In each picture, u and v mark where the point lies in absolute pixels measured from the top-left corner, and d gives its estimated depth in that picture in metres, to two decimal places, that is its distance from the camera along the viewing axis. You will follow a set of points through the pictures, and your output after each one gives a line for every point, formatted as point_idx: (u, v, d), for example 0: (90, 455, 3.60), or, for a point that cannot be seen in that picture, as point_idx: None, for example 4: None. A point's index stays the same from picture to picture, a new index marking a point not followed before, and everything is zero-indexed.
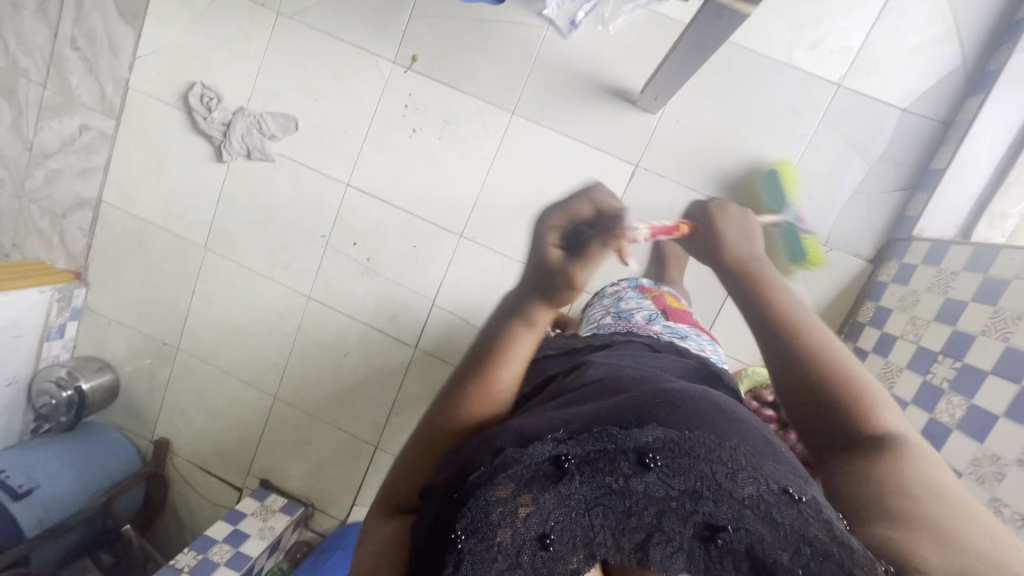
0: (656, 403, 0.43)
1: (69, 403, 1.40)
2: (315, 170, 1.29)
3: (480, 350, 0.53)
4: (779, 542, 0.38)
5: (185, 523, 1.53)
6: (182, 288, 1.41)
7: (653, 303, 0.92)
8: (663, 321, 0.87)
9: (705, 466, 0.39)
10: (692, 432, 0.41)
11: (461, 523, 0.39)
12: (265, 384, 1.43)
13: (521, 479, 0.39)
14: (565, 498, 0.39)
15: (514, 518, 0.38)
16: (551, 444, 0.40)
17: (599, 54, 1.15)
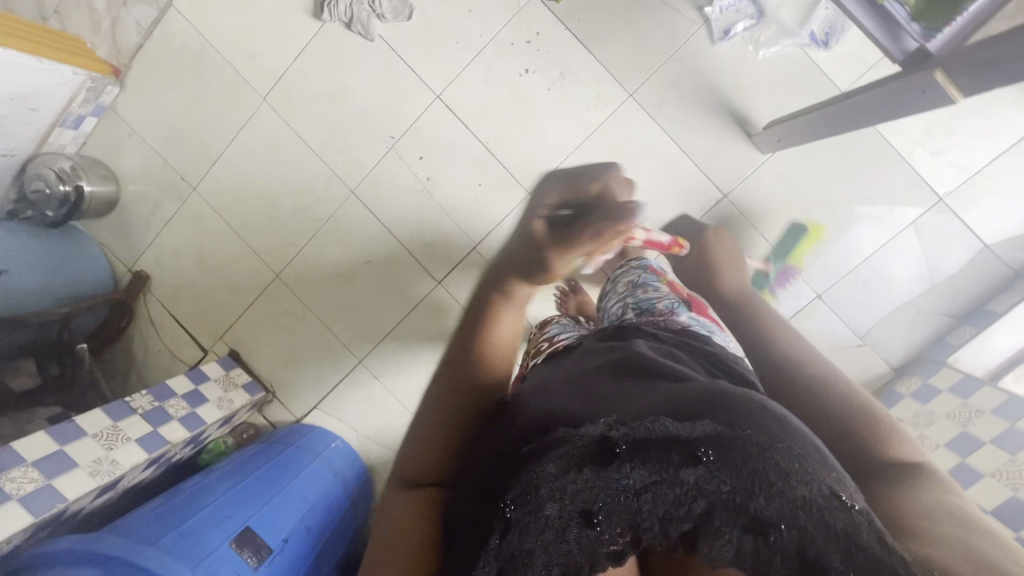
0: (713, 402, 0.43)
1: (63, 199, 1.28)
2: (410, 68, 1.21)
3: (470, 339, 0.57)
4: (831, 544, 0.34)
5: (134, 364, 1.44)
6: (223, 130, 1.32)
7: (673, 291, 0.86)
8: (688, 312, 0.78)
9: (764, 465, 0.38)
10: (744, 434, 0.40)
11: (511, 495, 0.41)
12: (272, 259, 1.36)
13: (573, 460, 0.40)
14: (615, 484, 0.39)
15: (562, 495, 0.39)
16: (602, 428, 0.42)
17: (737, 74, 1.12)
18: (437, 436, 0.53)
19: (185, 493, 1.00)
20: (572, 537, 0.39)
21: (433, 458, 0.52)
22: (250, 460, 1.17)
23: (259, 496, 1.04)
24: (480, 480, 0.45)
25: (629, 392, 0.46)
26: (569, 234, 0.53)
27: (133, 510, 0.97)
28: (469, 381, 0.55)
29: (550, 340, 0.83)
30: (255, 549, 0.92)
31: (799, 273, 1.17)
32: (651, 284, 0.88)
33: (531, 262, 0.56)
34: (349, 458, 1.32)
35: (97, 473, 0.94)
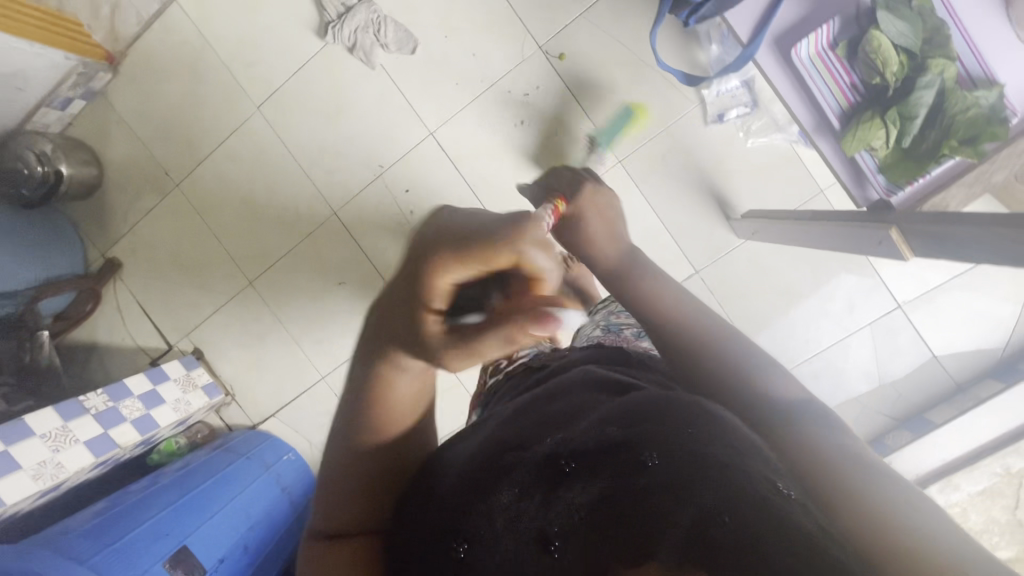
0: (651, 411, 0.47)
1: (41, 181, 1.26)
2: (408, 102, 1.22)
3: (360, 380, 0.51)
4: (772, 535, 0.37)
5: (97, 349, 1.43)
6: (213, 132, 1.31)
7: None
8: None
9: (703, 465, 0.42)
10: (681, 441, 0.44)
11: (466, 534, 0.45)
12: (248, 265, 1.36)
13: (532, 484, 0.45)
14: (568, 506, 0.43)
15: (522, 516, 0.44)
16: (554, 450, 0.47)
17: (724, 158, 1.14)
18: (367, 477, 0.51)
19: (126, 501, 1.02)
20: (528, 564, 0.41)
21: (363, 500, 0.51)
22: (199, 470, 1.16)
23: (203, 508, 1.05)
24: (440, 502, 0.48)
25: (581, 412, 0.51)
26: (467, 326, 0.43)
27: (73, 513, 0.99)
28: (384, 429, 0.51)
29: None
30: (187, 570, 0.95)
31: None
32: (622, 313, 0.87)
33: (418, 340, 0.46)
34: (300, 469, 1.33)
35: (39, 478, 0.95)
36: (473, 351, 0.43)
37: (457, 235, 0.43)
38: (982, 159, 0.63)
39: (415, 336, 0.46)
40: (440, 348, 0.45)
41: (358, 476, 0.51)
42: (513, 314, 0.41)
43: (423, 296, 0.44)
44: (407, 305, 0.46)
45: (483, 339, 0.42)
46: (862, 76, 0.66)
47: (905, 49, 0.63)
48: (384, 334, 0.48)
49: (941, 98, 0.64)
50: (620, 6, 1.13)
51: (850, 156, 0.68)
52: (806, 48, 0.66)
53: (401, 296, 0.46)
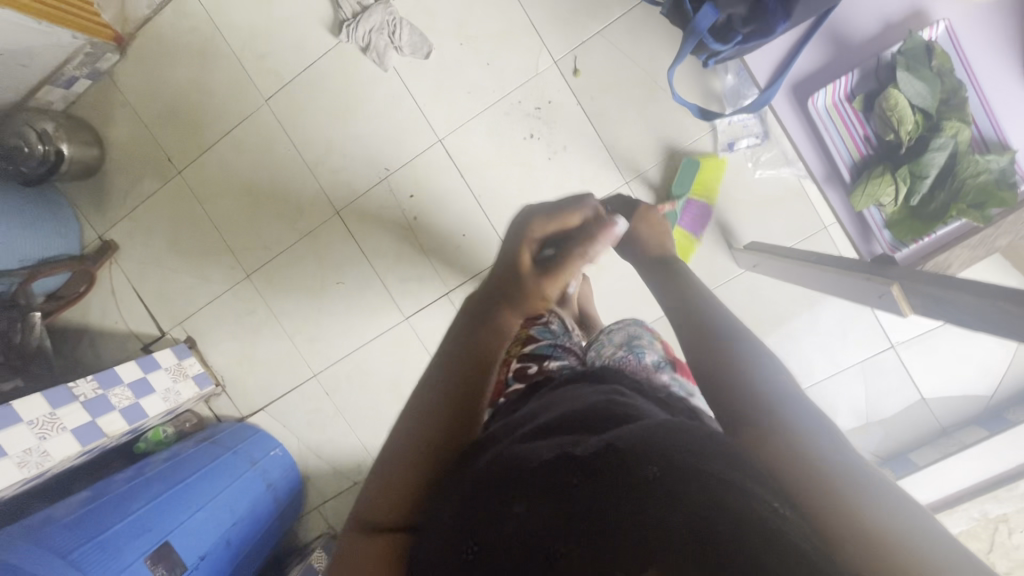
0: (671, 424, 0.43)
1: (42, 159, 1.23)
2: (418, 106, 1.20)
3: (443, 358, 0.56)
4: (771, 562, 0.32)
5: (89, 330, 1.43)
6: (220, 122, 1.29)
7: (664, 349, 0.81)
8: (672, 373, 0.76)
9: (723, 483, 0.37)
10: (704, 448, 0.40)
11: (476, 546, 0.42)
12: (246, 258, 1.35)
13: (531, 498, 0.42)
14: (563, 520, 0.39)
15: (521, 531, 0.40)
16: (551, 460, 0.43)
17: (731, 188, 1.14)
18: (411, 470, 0.50)
19: (112, 492, 1.02)
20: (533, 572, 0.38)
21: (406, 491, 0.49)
22: (186, 462, 1.16)
23: (188, 502, 1.05)
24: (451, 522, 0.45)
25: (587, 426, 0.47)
26: (560, 258, 0.63)
27: (58, 502, 0.99)
28: (437, 411, 0.52)
29: (534, 360, 0.72)
30: (169, 566, 0.95)
31: None
32: (649, 334, 0.82)
33: (522, 285, 0.62)
34: (285, 466, 1.34)
35: (24, 465, 0.95)
36: (560, 273, 0.63)
37: (542, 215, 0.63)
38: (987, 223, 0.63)
39: (517, 287, 0.61)
40: (538, 281, 0.62)
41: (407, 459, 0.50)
42: (588, 239, 0.63)
43: (519, 252, 0.62)
44: (505, 268, 0.63)
45: (568, 261, 0.63)
46: (876, 129, 0.66)
47: (921, 109, 0.63)
48: (488, 295, 0.61)
49: (953, 160, 0.64)
50: (638, 26, 1.12)
51: (858, 210, 0.68)
52: (823, 98, 0.66)
53: (504, 262, 0.63)
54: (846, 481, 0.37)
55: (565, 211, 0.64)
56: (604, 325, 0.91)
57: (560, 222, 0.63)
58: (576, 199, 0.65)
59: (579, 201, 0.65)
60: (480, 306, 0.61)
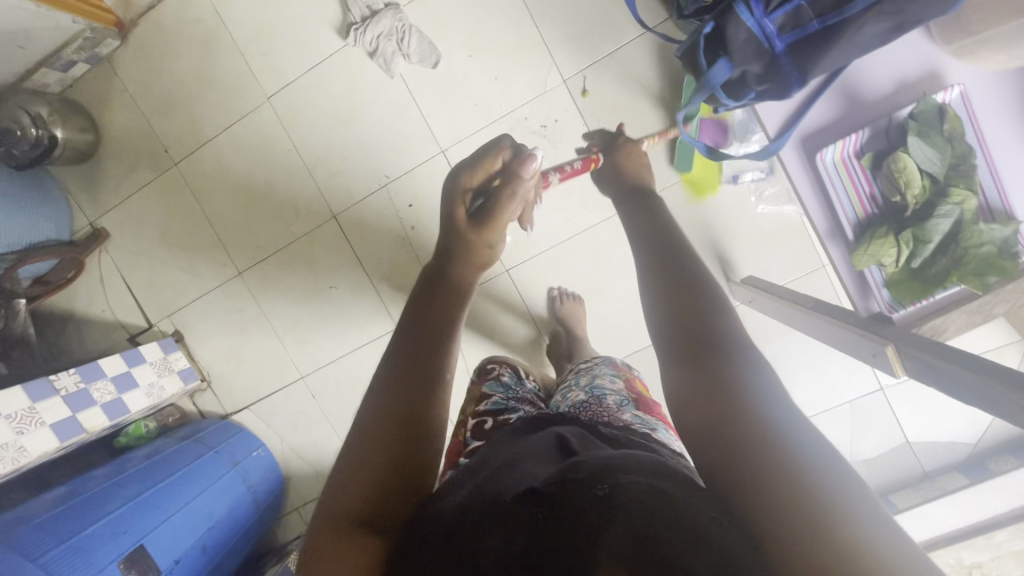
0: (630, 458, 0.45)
1: (35, 143, 1.21)
2: (423, 116, 1.19)
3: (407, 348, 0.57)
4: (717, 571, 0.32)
5: (74, 316, 1.41)
6: (219, 117, 1.27)
7: (627, 385, 0.85)
8: (635, 409, 0.77)
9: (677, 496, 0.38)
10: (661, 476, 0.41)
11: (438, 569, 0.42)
12: (238, 255, 1.33)
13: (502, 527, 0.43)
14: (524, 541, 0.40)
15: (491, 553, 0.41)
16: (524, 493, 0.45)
17: (733, 221, 1.13)
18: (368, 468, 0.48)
19: (89, 491, 1.00)
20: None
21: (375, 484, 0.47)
22: (166, 461, 1.15)
23: (165, 504, 1.04)
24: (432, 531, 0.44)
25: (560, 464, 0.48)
26: (492, 202, 0.69)
27: (34, 498, 0.99)
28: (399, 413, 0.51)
29: (490, 416, 0.75)
30: (142, 570, 0.94)
31: None
32: (608, 375, 0.87)
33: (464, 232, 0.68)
34: (266, 467, 1.33)
35: None
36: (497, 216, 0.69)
37: (462, 167, 0.71)
38: (986, 291, 0.63)
39: (457, 236, 0.68)
40: (476, 232, 0.69)
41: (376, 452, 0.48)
42: (510, 178, 0.70)
43: (453, 209, 0.69)
44: (446, 228, 0.70)
45: (497, 200, 0.69)
46: (883, 189, 0.65)
47: (929, 175, 0.62)
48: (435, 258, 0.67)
49: (958, 229, 0.63)
50: (650, 50, 1.11)
51: (858, 269, 0.67)
52: (831, 153, 0.65)
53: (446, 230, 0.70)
54: (819, 485, 0.34)
55: (486, 158, 0.71)
56: (573, 371, 0.95)
57: (484, 168, 0.71)
58: (495, 143, 0.72)
59: (497, 144, 0.72)
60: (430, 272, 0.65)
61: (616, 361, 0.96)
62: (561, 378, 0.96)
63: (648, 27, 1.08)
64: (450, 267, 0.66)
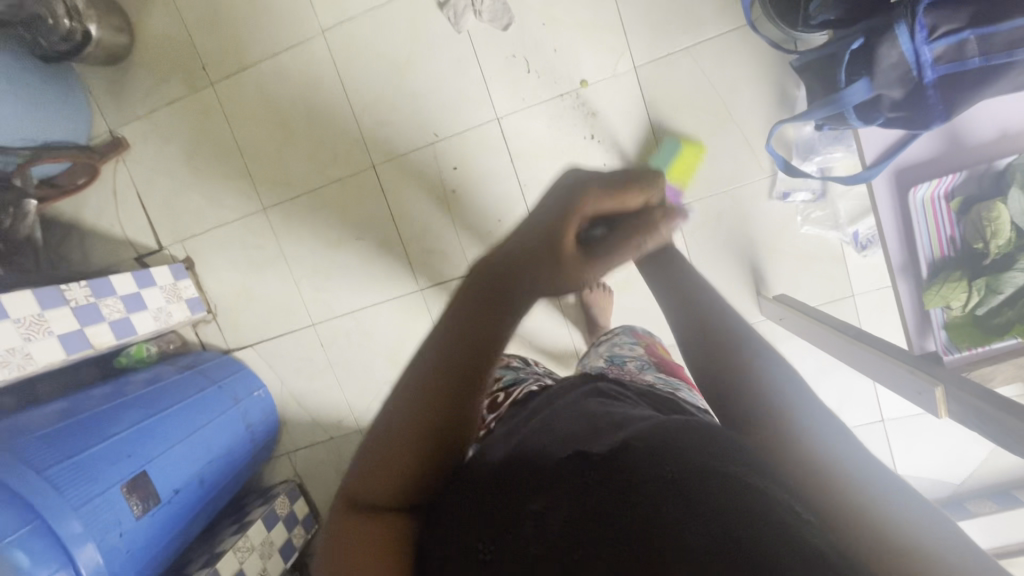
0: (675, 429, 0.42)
1: (66, 37, 1.13)
2: (483, 79, 1.15)
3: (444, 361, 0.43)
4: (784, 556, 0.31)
5: (79, 226, 1.34)
6: (267, 41, 1.20)
7: (646, 352, 0.88)
8: (656, 372, 0.80)
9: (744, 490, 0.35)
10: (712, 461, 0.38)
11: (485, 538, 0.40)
12: (266, 191, 1.28)
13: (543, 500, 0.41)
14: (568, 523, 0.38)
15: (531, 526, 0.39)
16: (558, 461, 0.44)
17: (775, 237, 1.14)
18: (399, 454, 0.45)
19: (89, 411, 0.96)
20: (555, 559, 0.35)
21: (411, 466, 0.45)
22: (169, 390, 1.11)
23: (168, 433, 1.02)
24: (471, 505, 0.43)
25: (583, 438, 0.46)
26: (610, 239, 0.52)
27: (28, 410, 0.94)
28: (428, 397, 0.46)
29: (504, 389, 0.76)
30: (142, 497, 0.91)
31: None
32: (626, 345, 0.90)
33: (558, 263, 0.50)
34: (264, 410, 1.31)
35: (5, 365, 0.90)
36: None
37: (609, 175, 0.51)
38: None
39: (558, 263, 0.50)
40: None
41: (406, 431, 0.45)
42: None
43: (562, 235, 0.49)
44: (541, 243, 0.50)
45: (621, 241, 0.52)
46: (965, 234, 0.67)
47: (1018, 228, 0.64)
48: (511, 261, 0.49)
49: None
50: (728, 51, 1.08)
51: (926, 307, 0.68)
52: (924, 190, 0.66)
53: None
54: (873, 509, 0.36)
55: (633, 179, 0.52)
56: (592, 346, 0.97)
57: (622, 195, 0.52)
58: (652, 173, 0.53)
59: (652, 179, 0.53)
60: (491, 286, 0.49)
61: (637, 331, 0.99)
62: (587, 349, 1.00)
63: (751, 22, 1.05)
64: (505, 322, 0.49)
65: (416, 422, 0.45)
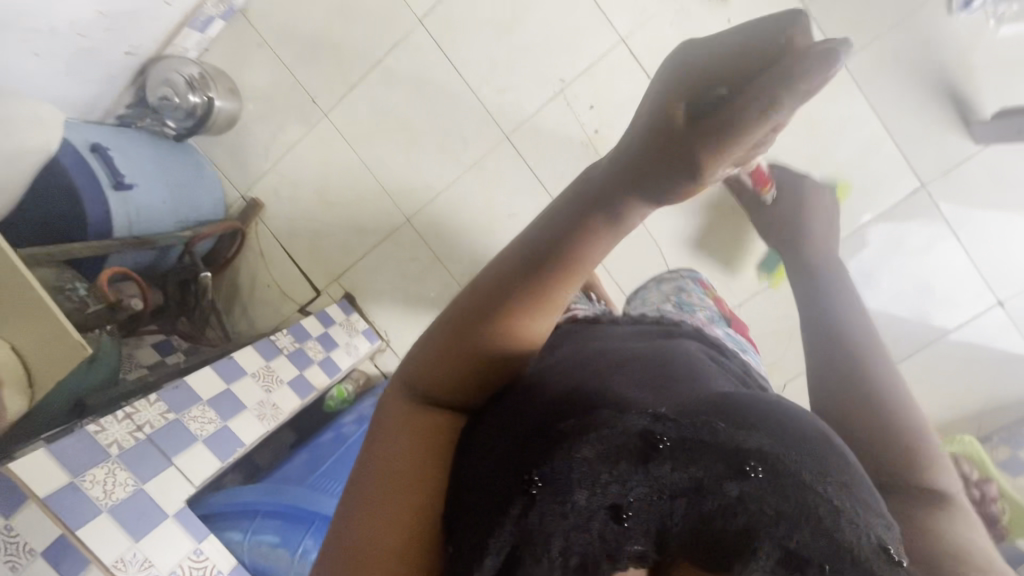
0: (761, 408, 0.35)
1: (189, 112, 1.17)
2: (595, 5, 1.09)
3: (534, 262, 0.41)
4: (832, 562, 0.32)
5: (239, 297, 1.36)
6: (367, 52, 1.19)
7: (714, 305, 0.88)
8: (724, 326, 0.79)
9: (812, 499, 0.32)
10: (810, 459, 0.33)
11: (540, 471, 0.33)
12: (405, 201, 1.25)
13: (609, 447, 0.33)
14: (654, 481, 0.32)
15: (592, 484, 0.32)
16: (647, 418, 0.34)
17: (971, 51, 1.01)
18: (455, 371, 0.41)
19: (330, 459, 0.99)
20: (600, 541, 0.32)
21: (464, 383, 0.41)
22: None
23: None
24: (501, 448, 0.36)
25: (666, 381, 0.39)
26: (723, 111, 0.33)
27: (280, 469, 0.97)
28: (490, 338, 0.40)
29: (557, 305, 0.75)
30: None
31: (984, 276, 1.12)
32: (695, 293, 0.91)
33: (680, 162, 0.36)
34: None
35: (264, 418, 0.88)
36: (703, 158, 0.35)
37: (730, 51, 0.34)
38: None
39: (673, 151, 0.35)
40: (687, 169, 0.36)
41: (458, 355, 0.41)
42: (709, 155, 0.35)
43: (593, 214, 0.41)
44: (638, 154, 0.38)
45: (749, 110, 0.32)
46: None
47: None
48: (610, 187, 0.40)
49: None
50: None
51: None
52: None
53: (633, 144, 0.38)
54: None
55: (785, 30, 0.33)
56: (653, 285, 0.98)
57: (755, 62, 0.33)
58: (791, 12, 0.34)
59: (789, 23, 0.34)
60: (545, 265, 0.41)
61: (703, 281, 1.00)
62: (647, 284, 1.01)
63: None
64: (565, 293, 0.42)
65: (465, 357, 0.41)
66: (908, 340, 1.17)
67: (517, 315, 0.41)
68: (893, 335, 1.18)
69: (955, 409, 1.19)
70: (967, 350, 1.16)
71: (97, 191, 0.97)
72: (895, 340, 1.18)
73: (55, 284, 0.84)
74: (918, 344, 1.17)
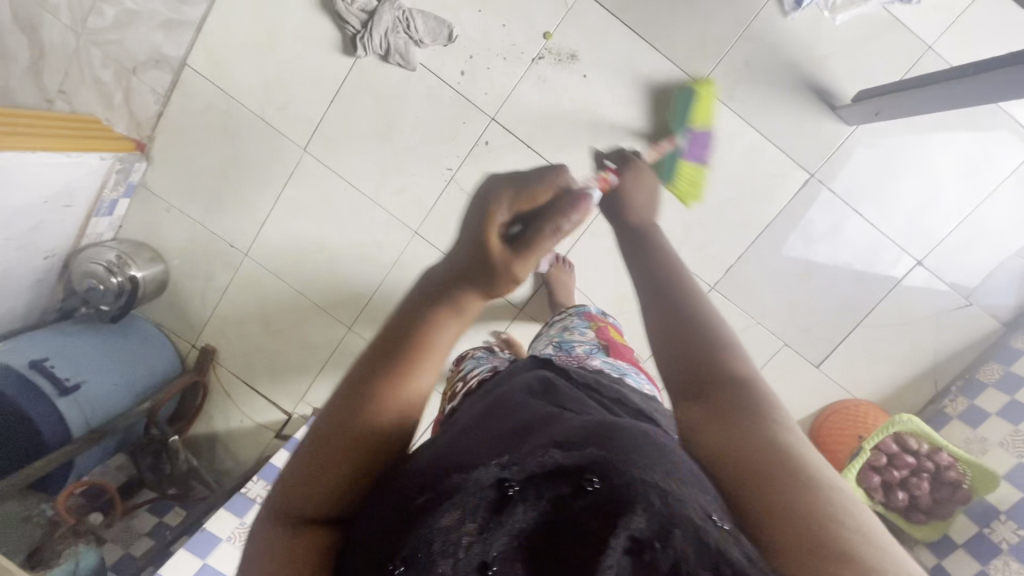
0: (601, 427, 0.39)
1: (118, 291, 1.23)
2: (458, 93, 1.13)
3: (393, 334, 0.44)
4: (702, 561, 0.32)
5: (217, 438, 1.42)
6: (265, 191, 1.24)
7: (596, 336, 0.87)
8: (604, 357, 0.79)
9: (640, 489, 0.35)
10: (635, 450, 0.37)
11: (401, 554, 0.36)
12: (341, 312, 1.30)
13: (466, 507, 0.36)
14: (513, 529, 0.36)
15: (456, 548, 0.35)
16: (496, 469, 0.37)
17: (814, 45, 1.05)
18: (326, 469, 0.41)
19: None
20: None
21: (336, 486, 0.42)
22: None
23: None
24: (376, 525, 0.38)
25: (527, 426, 0.41)
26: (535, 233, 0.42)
27: None
28: (353, 431, 0.42)
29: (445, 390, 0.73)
30: None
31: (899, 242, 1.14)
32: (578, 328, 0.90)
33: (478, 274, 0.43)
34: None
35: None
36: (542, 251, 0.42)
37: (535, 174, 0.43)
38: None
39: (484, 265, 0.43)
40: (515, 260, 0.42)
41: (329, 455, 0.42)
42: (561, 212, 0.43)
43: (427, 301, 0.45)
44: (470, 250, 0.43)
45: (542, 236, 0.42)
46: None
47: None
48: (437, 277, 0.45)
49: None
50: None
51: None
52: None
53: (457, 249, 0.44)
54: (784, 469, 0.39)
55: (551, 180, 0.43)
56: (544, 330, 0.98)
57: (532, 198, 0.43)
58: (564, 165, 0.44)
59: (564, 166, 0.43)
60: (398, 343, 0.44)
61: (591, 313, 0.98)
62: (538, 333, 0.99)
63: None
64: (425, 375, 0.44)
65: (344, 441, 0.42)
66: (843, 317, 1.19)
67: (407, 379, 0.43)
68: (831, 319, 1.20)
69: (909, 371, 1.22)
70: (902, 312, 1.18)
71: (45, 403, 1.03)
72: (833, 323, 1.20)
73: (22, 515, 0.97)
74: (854, 322, 1.20)
